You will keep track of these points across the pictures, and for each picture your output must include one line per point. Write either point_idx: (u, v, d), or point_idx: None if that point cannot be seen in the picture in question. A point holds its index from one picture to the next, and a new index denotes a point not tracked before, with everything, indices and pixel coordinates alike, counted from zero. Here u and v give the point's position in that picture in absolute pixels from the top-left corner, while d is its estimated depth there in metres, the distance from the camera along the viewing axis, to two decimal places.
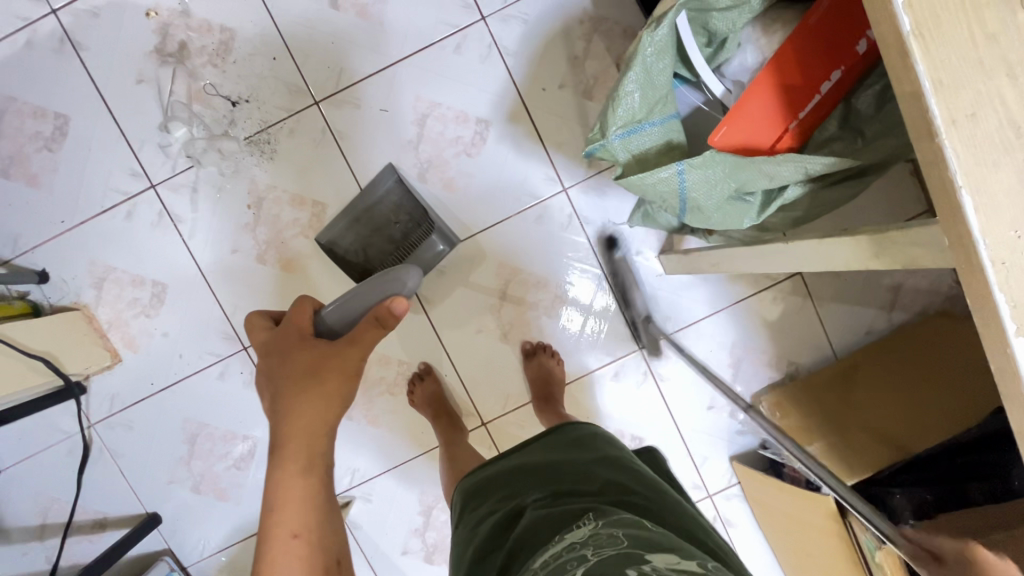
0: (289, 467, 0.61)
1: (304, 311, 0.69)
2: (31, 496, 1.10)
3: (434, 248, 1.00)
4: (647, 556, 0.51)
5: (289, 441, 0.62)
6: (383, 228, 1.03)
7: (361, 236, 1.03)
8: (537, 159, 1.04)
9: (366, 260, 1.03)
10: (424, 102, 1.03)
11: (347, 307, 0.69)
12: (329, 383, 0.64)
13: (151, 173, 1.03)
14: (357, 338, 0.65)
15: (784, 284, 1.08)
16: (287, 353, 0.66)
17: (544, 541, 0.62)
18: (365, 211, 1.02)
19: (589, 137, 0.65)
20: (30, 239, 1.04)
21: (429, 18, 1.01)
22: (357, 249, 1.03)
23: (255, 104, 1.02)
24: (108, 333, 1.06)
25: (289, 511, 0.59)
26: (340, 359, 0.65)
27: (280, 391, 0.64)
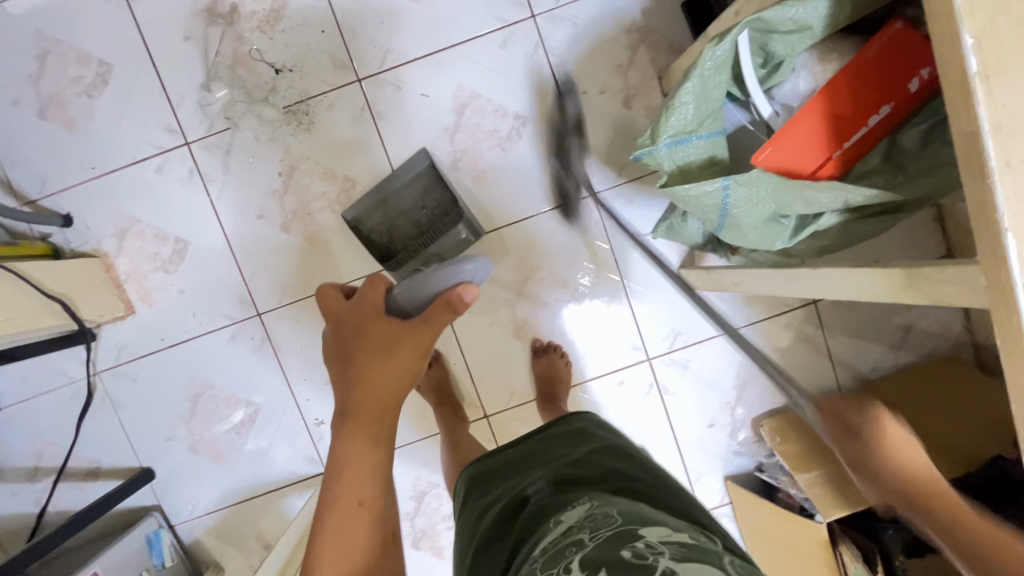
0: (359, 434, 0.63)
1: (378, 289, 0.68)
2: (28, 437, 1.10)
3: (458, 237, 1.01)
4: (641, 532, 0.53)
5: (360, 409, 0.63)
6: (411, 211, 1.03)
7: (386, 217, 1.03)
8: (570, 161, 1.05)
9: (389, 241, 1.03)
10: (465, 92, 1.04)
11: (413, 291, 0.66)
12: (401, 361, 0.64)
13: (186, 130, 1.04)
14: (429, 319, 0.65)
15: (798, 312, 1.09)
16: (361, 326, 0.66)
17: (542, 527, 0.63)
18: (390, 193, 1.03)
19: (638, 141, 0.65)
20: (58, 182, 1.05)
21: (479, 10, 1.02)
22: (380, 229, 1.03)
23: (298, 74, 1.03)
24: (124, 283, 1.07)
25: (355, 478, 0.61)
26: (413, 338, 0.64)
27: (350, 361, 0.65)
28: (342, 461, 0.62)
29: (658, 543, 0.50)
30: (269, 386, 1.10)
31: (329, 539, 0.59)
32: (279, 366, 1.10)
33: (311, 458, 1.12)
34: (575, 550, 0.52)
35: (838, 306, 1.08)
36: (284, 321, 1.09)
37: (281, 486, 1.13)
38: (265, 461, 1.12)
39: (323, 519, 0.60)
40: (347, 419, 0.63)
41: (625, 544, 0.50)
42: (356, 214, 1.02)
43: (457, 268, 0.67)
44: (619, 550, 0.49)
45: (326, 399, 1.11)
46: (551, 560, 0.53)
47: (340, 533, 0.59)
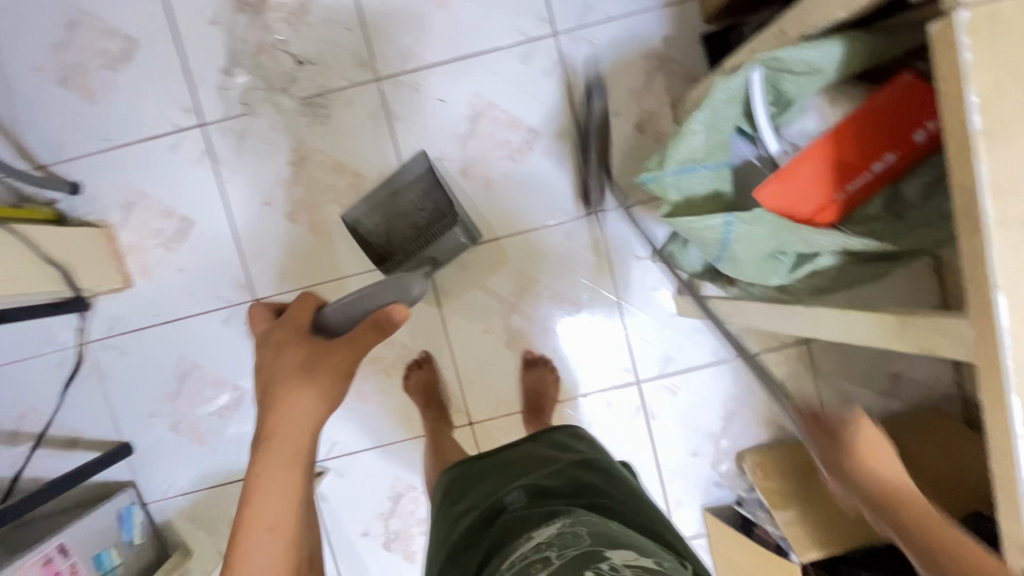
0: (271, 458, 0.60)
1: (307, 308, 0.70)
2: (12, 400, 1.10)
3: (454, 240, 1.00)
4: (607, 554, 0.53)
5: (275, 434, 0.61)
6: (407, 213, 1.02)
7: (384, 220, 1.03)
8: (578, 178, 1.06)
9: (387, 243, 1.03)
10: (481, 100, 1.05)
11: (347, 305, 0.69)
12: (320, 381, 0.63)
13: (203, 112, 1.05)
14: (353, 337, 0.65)
15: (790, 349, 1.09)
16: (282, 347, 0.66)
17: (514, 539, 0.63)
18: (387, 198, 1.02)
19: (645, 166, 0.66)
20: (71, 150, 1.06)
21: (503, 22, 1.03)
22: (378, 232, 1.03)
23: (319, 68, 1.04)
24: (125, 256, 1.07)
25: (265, 505, 0.59)
26: (335, 357, 0.64)
27: (269, 384, 0.63)
28: (259, 487, 0.59)
29: (623, 564, 0.51)
30: None
31: (239, 561, 0.57)
32: None
33: None
34: (542, 567, 0.53)
35: (831, 346, 1.09)
36: None
37: None
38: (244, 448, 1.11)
39: (234, 543, 0.58)
40: (262, 443, 0.62)
41: (590, 565, 0.51)
42: (354, 215, 1.01)
43: (389, 283, 0.71)
44: None
45: None
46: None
47: (248, 562, 0.57)
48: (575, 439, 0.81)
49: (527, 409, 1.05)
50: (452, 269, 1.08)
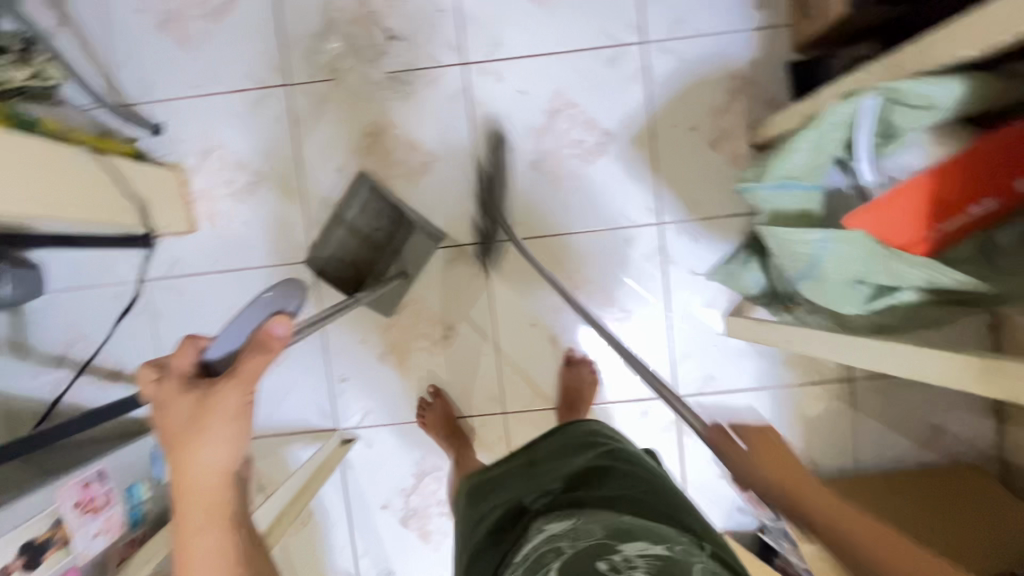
0: (194, 521, 0.61)
1: (187, 354, 0.64)
2: (64, 325, 1.13)
3: (417, 245, 1.08)
4: (619, 545, 0.57)
5: (191, 496, 0.62)
6: (363, 235, 1.08)
7: (345, 247, 1.08)
8: (645, 187, 1.07)
9: (356, 272, 1.08)
10: (561, 98, 1.06)
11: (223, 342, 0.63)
12: (218, 428, 0.61)
13: (290, 72, 1.07)
14: (236, 374, 0.62)
15: (833, 386, 1.09)
16: (167, 403, 0.62)
17: (532, 531, 0.66)
18: (340, 227, 1.08)
19: (746, 178, 0.74)
20: (158, 92, 1.08)
21: (594, 25, 1.04)
22: (343, 261, 1.08)
23: (408, 44, 1.06)
24: (194, 202, 1.10)
25: (208, 562, 0.61)
26: (219, 399, 0.61)
27: (168, 444, 0.62)
28: (188, 545, 0.61)
29: (635, 555, 0.55)
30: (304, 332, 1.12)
31: None
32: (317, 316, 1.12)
33: (324, 412, 1.13)
34: (554, 558, 0.57)
35: (874, 389, 1.08)
36: None
37: (289, 433, 1.13)
38: (278, 406, 1.13)
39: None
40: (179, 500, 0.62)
41: (602, 558, 0.55)
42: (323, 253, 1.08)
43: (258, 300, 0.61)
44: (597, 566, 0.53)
45: (354, 359, 1.12)
46: (533, 567, 0.58)
47: None
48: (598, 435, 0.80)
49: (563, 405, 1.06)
50: (509, 258, 1.09)
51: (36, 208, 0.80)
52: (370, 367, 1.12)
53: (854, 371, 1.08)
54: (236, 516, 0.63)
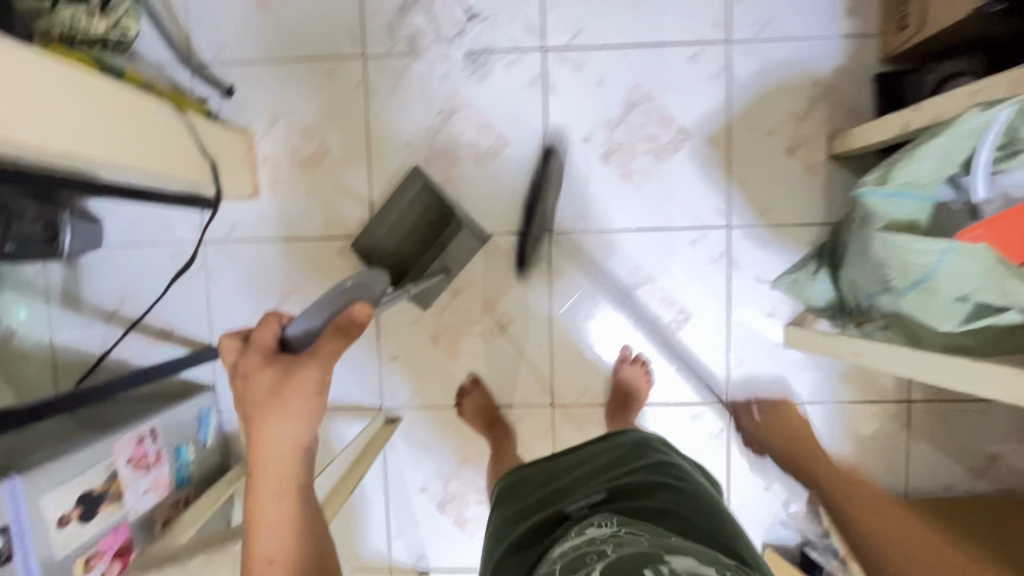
0: (262, 489, 0.62)
1: (270, 328, 0.68)
2: (117, 281, 1.12)
3: (461, 241, 1.04)
4: (666, 556, 0.55)
5: (261, 464, 0.62)
6: (412, 227, 1.07)
7: (393, 239, 1.08)
8: (716, 189, 1.05)
9: (401, 263, 1.07)
10: (639, 91, 1.04)
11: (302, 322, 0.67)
12: (300, 404, 0.63)
13: (367, 44, 1.06)
14: (315, 350, 0.63)
15: (890, 406, 1.07)
16: (247, 372, 0.64)
17: (568, 535, 0.66)
18: (391, 214, 1.07)
19: (861, 181, 0.69)
20: (232, 54, 1.07)
21: (680, 20, 1.03)
22: (389, 249, 1.08)
23: (489, 25, 1.04)
24: (259, 167, 1.09)
25: (271, 532, 0.61)
26: (299, 373, 0.63)
27: (244, 411, 0.63)
28: (256, 513, 0.61)
29: (683, 571, 0.52)
30: None
31: None
32: None
33: (371, 389, 1.12)
34: (597, 559, 0.56)
35: (932, 412, 1.06)
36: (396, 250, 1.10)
37: (333, 407, 1.12)
38: None
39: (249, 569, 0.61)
40: (251, 467, 0.63)
41: (648, 565, 0.52)
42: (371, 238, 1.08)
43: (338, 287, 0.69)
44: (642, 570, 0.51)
45: (405, 338, 1.11)
46: (573, 565, 0.57)
47: None
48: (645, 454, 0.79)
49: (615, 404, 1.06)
50: (571, 249, 1.08)
51: (114, 154, 0.79)
52: (422, 348, 1.11)
53: (912, 392, 1.06)
54: (302, 489, 0.63)
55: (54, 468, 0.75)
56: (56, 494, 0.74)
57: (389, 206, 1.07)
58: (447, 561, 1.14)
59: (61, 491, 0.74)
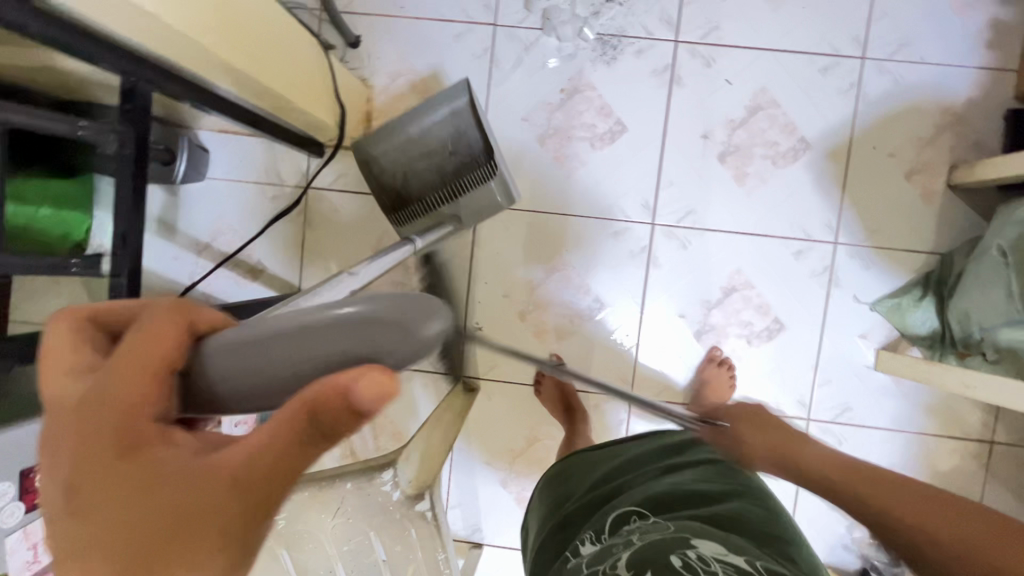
0: None
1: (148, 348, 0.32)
2: (214, 214, 1.12)
3: (490, 196, 0.89)
4: (693, 541, 0.58)
5: None
6: (433, 155, 0.90)
7: (402, 153, 0.91)
8: (828, 203, 1.05)
9: (404, 184, 0.92)
10: (765, 95, 1.04)
11: (240, 351, 0.30)
12: (162, 501, 0.31)
13: (500, 13, 1.06)
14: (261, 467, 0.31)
15: (970, 445, 1.06)
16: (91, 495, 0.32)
17: (600, 525, 0.70)
18: (410, 126, 0.90)
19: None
20: (363, 4, 1.07)
21: (817, 30, 1.02)
22: (395, 169, 0.92)
23: (625, 11, 1.04)
24: (373, 121, 1.09)
25: None
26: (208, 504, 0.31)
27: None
28: None
29: (709, 555, 0.56)
30: (450, 273, 1.11)
31: None
32: (467, 259, 1.10)
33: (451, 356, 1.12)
34: (623, 548, 0.60)
35: (1012, 456, 1.05)
36: (498, 222, 1.09)
37: (412, 369, 1.12)
38: None
39: None
40: None
41: (676, 552, 0.56)
42: (377, 146, 0.91)
43: (319, 314, 0.29)
44: (669, 557, 0.55)
45: (493, 311, 1.10)
46: (602, 557, 0.60)
47: None
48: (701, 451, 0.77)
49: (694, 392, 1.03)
50: (673, 245, 1.07)
51: (284, 88, 0.80)
52: (507, 322, 1.10)
53: (996, 434, 1.05)
54: None
55: None
56: None
57: (412, 116, 0.90)
58: (501, 539, 1.13)
59: None
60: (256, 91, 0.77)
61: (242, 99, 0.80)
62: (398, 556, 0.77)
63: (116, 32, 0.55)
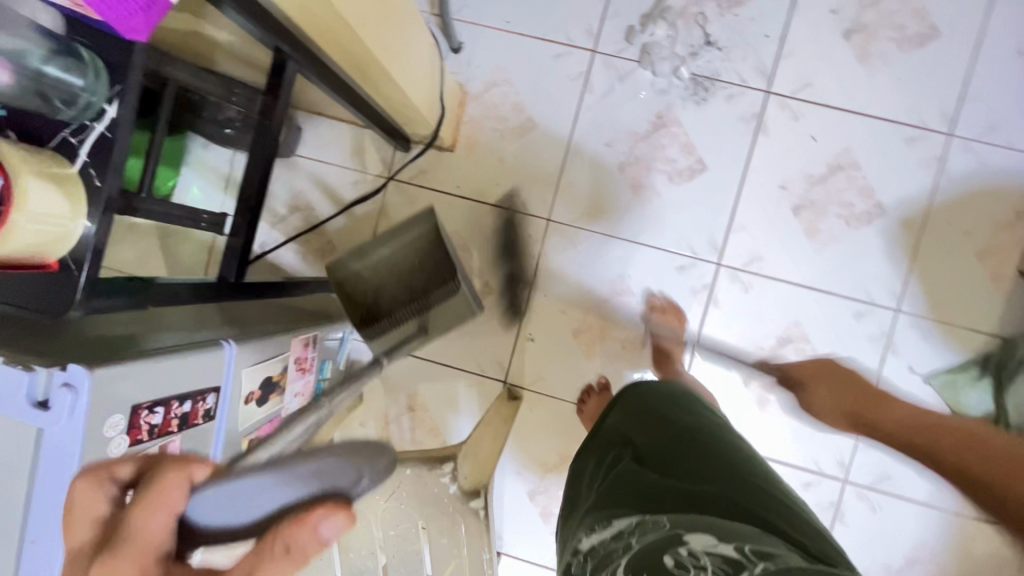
0: None
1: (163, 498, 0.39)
2: (294, 190, 1.16)
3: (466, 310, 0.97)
4: (686, 535, 0.56)
5: None
6: (401, 270, 0.90)
7: (373, 275, 0.90)
8: (896, 270, 1.05)
9: (373, 301, 0.90)
10: (848, 156, 1.06)
11: (228, 502, 0.39)
12: None
13: (601, 41, 1.10)
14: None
15: (1008, 534, 1.04)
16: None
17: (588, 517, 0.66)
18: (378, 250, 0.89)
19: None
20: (471, 14, 1.12)
21: (909, 102, 1.04)
22: (364, 286, 0.90)
23: (722, 55, 1.07)
24: (462, 124, 1.13)
25: None
26: None
27: None
28: None
29: (701, 551, 0.54)
30: (510, 281, 1.13)
31: None
32: (530, 271, 1.13)
33: (498, 362, 1.14)
34: (622, 553, 0.59)
35: None
36: (566, 239, 1.12)
37: (458, 368, 1.14)
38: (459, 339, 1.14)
39: None
40: None
41: (668, 550, 0.56)
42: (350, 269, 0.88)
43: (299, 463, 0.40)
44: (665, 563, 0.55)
45: (548, 324, 1.12)
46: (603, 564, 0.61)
47: None
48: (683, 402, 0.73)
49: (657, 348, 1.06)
50: (735, 287, 1.09)
51: (401, 80, 0.84)
52: (560, 338, 1.12)
53: None
54: None
55: (255, 344, 0.77)
56: (251, 369, 0.76)
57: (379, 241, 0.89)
58: (519, 550, 1.14)
59: (254, 369, 0.77)
60: (377, 79, 0.81)
61: (356, 86, 0.83)
62: (439, 547, 0.79)
63: (279, 9, 0.60)
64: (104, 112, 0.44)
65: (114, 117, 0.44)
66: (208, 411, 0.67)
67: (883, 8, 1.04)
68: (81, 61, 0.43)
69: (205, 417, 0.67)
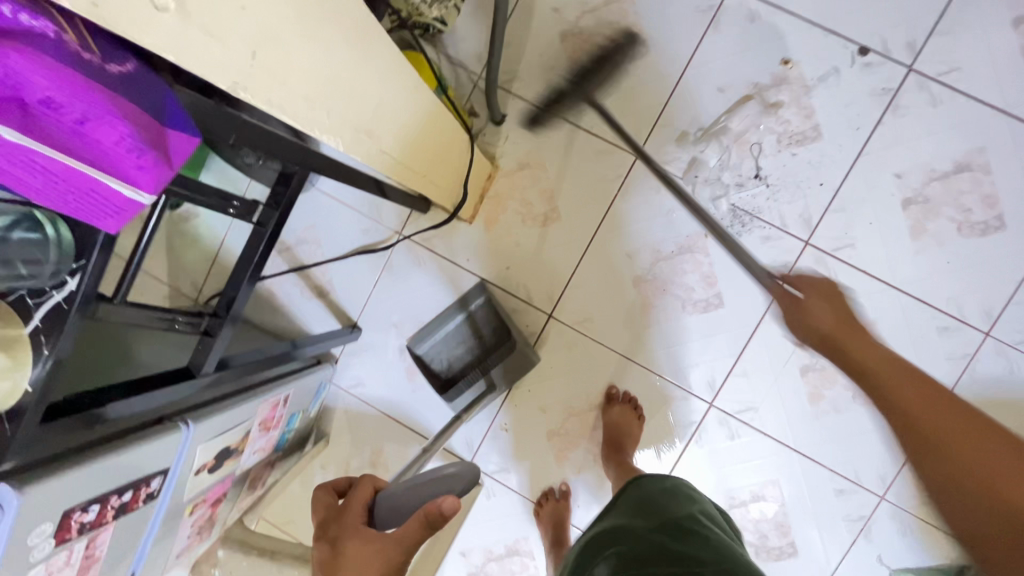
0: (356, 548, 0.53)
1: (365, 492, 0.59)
2: (305, 222, 1.14)
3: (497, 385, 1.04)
4: None
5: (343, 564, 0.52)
6: (469, 335, 1.07)
7: (447, 344, 1.07)
8: (891, 458, 1.00)
9: (449, 371, 1.07)
10: (873, 328, 1.00)
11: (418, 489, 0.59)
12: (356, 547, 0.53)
13: (647, 147, 1.04)
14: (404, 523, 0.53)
15: None
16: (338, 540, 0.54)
17: None
18: (451, 323, 1.06)
19: None
20: (520, 89, 1.06)
21: (953, 290, 0.98)
22: (444, 355, 1.08)
23: (769, 193, 1.01)
24: (485, 199, 1.09)
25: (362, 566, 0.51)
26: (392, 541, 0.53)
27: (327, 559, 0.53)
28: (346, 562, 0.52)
29: None
30: None
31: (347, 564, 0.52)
32: None
33: (468, 443, 1.12)
34: None
35: None
36: (564, 340, 1.08)
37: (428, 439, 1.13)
38: (436, 411, 1.13)
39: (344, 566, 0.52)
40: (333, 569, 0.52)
41: None
42: (419, 348, 1.06)
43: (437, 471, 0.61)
44: None
45: (526, 418, 1.10)
46: None
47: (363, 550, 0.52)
48: (665, 496, 0.71)
49: (610, 448, 1.02)
50: (722, 431, 1.05)
51: (425, 180, 0.79)
52: (535, 435, 1.10)
53: None
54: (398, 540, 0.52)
55: (219, 420, 0.75)
56: (208, 445, 0.75)
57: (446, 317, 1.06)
58: None
59: (211, 444, 0.75)
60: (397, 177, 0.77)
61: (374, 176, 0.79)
62: None
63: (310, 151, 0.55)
64: (65, 282, 0.45)
65: (73, 289, 0.45)
66: (151, 494, 0.67)
67: (953, 184, 0.96)
68: (42, 228, 0.43)
69: (146, 499, 0.66)
